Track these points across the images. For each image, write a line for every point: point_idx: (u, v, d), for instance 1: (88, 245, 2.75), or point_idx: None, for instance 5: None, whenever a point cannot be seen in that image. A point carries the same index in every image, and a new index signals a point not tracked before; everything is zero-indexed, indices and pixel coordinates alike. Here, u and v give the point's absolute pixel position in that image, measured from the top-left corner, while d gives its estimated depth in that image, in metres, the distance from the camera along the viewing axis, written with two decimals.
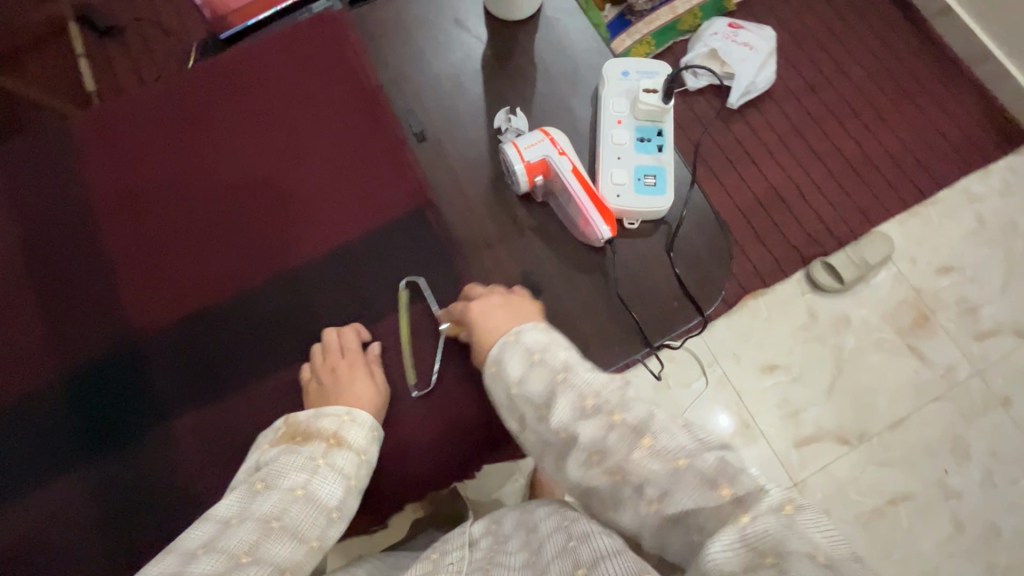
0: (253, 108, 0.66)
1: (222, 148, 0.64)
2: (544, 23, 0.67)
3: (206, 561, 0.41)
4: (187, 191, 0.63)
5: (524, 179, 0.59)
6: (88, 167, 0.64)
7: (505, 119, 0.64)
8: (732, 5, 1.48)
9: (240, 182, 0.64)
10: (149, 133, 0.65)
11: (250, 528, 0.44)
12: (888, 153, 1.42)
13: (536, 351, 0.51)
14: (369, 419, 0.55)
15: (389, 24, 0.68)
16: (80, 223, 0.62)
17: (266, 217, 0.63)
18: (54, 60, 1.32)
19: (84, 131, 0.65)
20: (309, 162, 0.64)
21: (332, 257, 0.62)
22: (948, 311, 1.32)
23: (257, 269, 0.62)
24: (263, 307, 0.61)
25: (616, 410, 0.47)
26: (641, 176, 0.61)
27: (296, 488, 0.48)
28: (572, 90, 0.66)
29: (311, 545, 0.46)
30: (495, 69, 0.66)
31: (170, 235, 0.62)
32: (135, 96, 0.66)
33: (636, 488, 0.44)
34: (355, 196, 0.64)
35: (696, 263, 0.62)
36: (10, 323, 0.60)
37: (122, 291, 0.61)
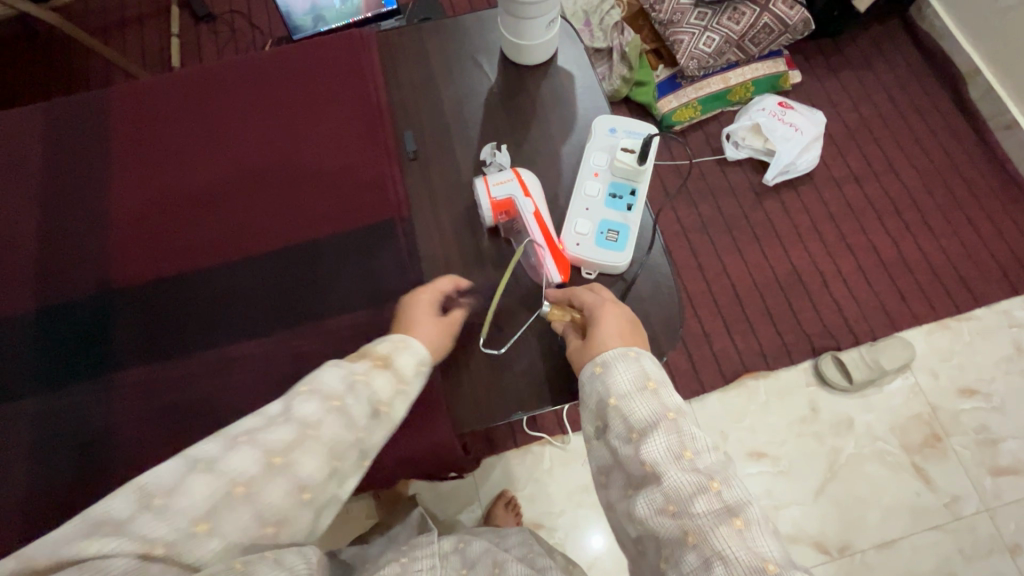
0: (269, 102, 0.72)
1: (231, 132, 0.70)
2: (552, 73, 0.72)
3: (242, 456, 0.46)
4: (191, 168, 0.69)
5: (489, 215, 0.63)
6: (115, 128, 0.71)
7: (490, 153, 0.67)
8: (787, 84, 1.48)
9: (239, 166, 0.69)
10: (176, 108, 0.72)
11: (287, 429, 0.48)
12: (926, 259, 1.36)
13: (651, 381, 0.53)
14: (422, 354, 0.57)
15: (407, 53, 0.74)
16: (95, 178, 0.69)
17: (251, 201, 0.68)
18: (153, 35, 1.47)
19: (120, 98, 0.73)
20: (305, 161, 0.69)
21: (299, 255, 0.66)
22: (964, 436, 1.23)
23: (233, 249, 0.66)
24: (225, 282, 0.65)
25: (718, 479, 0.47)
26: (604, 231, 0.63)
27: (332, 401, 0.50)
28: (563, 138, 0.69)
29: (335, 465, 0.49)
30: (497, 107, 0.70)
31: (167, 199, 0.68)
32: (175, 75, 0.74)
33: (703, 560, 0.44)
34: (338, 199, 0.68)
35: (645, 324, 0.62)
36: (14, 250, 0.67)
37: (112, 243, 0.67)
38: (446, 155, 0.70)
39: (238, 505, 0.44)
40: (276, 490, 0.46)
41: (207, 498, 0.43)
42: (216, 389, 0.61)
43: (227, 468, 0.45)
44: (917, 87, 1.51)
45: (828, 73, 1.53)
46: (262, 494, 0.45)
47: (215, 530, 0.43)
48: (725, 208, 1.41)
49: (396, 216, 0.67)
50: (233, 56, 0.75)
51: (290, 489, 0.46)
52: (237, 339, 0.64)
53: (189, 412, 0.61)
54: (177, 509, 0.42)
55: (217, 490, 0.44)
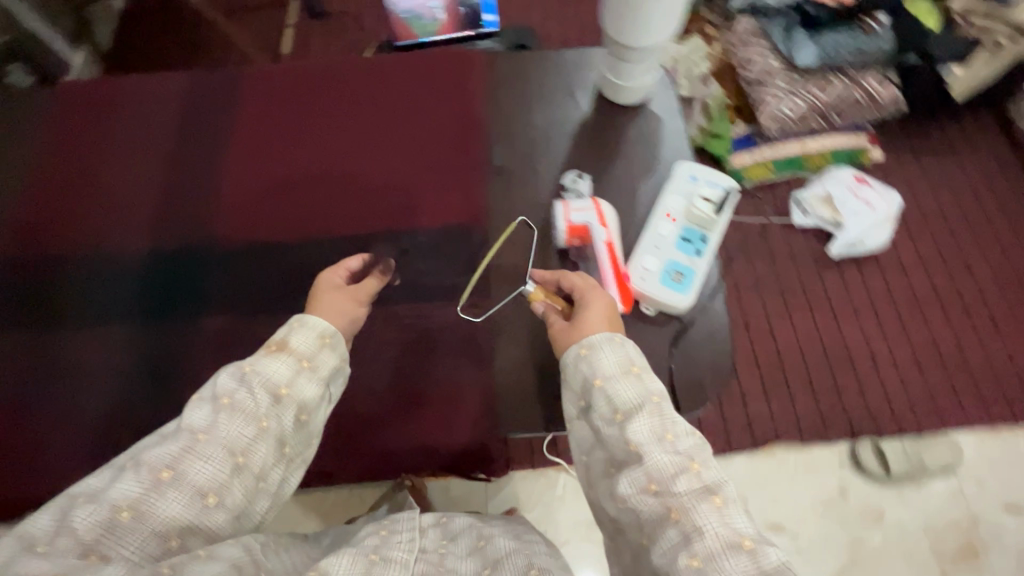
0: (376, 101, 0.78)
1: (338, 124, 0.77)
2: (643, 114, 0.75)
3: (131, 478, 0.48)
4: (300, 150, 0.75)
5: (563, 236, 0.66)
6: (237, 103, 0.78)
7: (572, 179, 0.71)
8: (866, 159, 1.46)
9: (339, 154, 0.75)
10: (293, 94, 0.79)
11: (174, 445, 0.50)
12: (989, 362, 1.30)
13: (635, 365, 0.56)
14: (325, 330, 0.59)
15: (511, 76, 0.79)
16: (211, 141, 0.76)
17: (344, 187, 0.73)
18: (271, 23, 1.60)
19: (247, 77, 0.80)
20: (403, 161, 0.75)
21: (383, 244, 0.71)
22: (1004, 554, 1.16)
23: (325, 229, 0.72)
24: (308, 256, 0.70)
25: (697, 460, 0.51)
26: (671, 271, 0.65)
27: (222, 398, 0.52)
28: (643, 176, 0.71)
29: (238, 461, 0.51)
30: (584, 138, 0.74)
31: (270, 172, 0.74)
32: (297, 64, 0.81)
33: (682, 536, 0.46)
34: (427, 200, 0.73)
35: (695, 368, 0.63)
36: (128, 192, 0.73)
37: (216, 203, 0.73)
38: (529, 174, 0.73)
39: (133, 526, 0.46)
40: (172, 502, 0.48)
41: (93, 527, 0.44)
42: None
43: (113, 494, 0.46)
44: (1006, 185, 1.47)
45: (912, 155, 1.50)
46: (156, 509, 0.47)
47: (110, 558, 0.44)
48: (782, 271, 1.39)
49: (474, 225, 0.72)
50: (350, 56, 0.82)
51: (189, 497, 0.48)
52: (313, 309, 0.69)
53: None
54: (67, 540, 0.43)
55: (102, 518, 0.45)
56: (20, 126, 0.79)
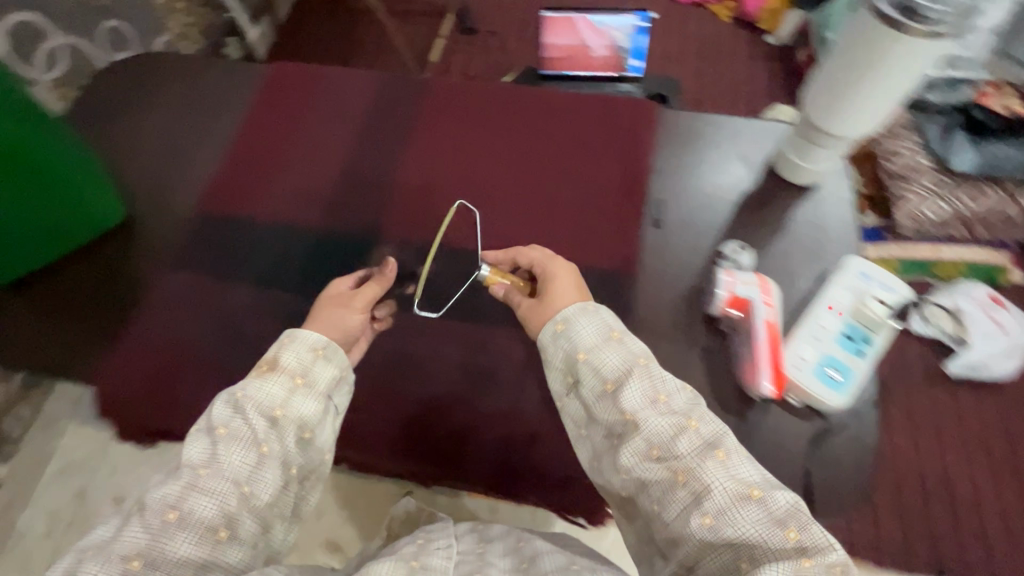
0: (549, 134, 0.81)
1: (509, 148, 0.80)
2: (813, 198, 0.74)
3: (136, 526, 0.52)
4: (472, 166, 0.79)
5: (720, 305, 0.66)
6: (420, 112, 0.83)
7: (734, 249, 0.70)
8: (1004, 279, 1.39)
9: (506, 178, 0.78)
10: (472, 112, 0.83)
11: (175, 485, 0.54)
12: None
13: (614, 330, 0.60)
14: (316, 341, 0.63)
15: (685, 134, 0.80)
16: (390, 142, 0.81)
17: (505, 210, 0.76)
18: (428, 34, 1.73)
19: (432, 89, 0.85)
20: (566, 199, 0.77)
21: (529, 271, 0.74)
22: None
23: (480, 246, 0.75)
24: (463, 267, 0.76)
25: (693, 418, 0.55)
26: (827, 367, 0.63)
27: (218, 430, 0.57)
28: (805, 260, 0.70)
29: (245, 490, 0.55)
30: (749, 208, 0.73)
31: (440, 183, 0.78)
32: (479, 85, 0.85)
33: (693, 496, 0.52)
34: (582, 241, 0.74)
35: (836, 469, 0.62)
36: (311, 175, 0.80)
37: (387, 201, 0.78)
38: (687, 231, 0.73)
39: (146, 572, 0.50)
40: (181, 543, 0.52)
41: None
42: (441, 355, 0.73)
43: (122, 544, 0.51)
44: None
45: None
46: (164, 552, 0.51)
47: None
48: None
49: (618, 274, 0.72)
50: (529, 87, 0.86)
51: (197, 535, 0.53)
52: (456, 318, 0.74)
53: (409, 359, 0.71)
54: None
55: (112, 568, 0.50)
56: (228, 92, 0.86)
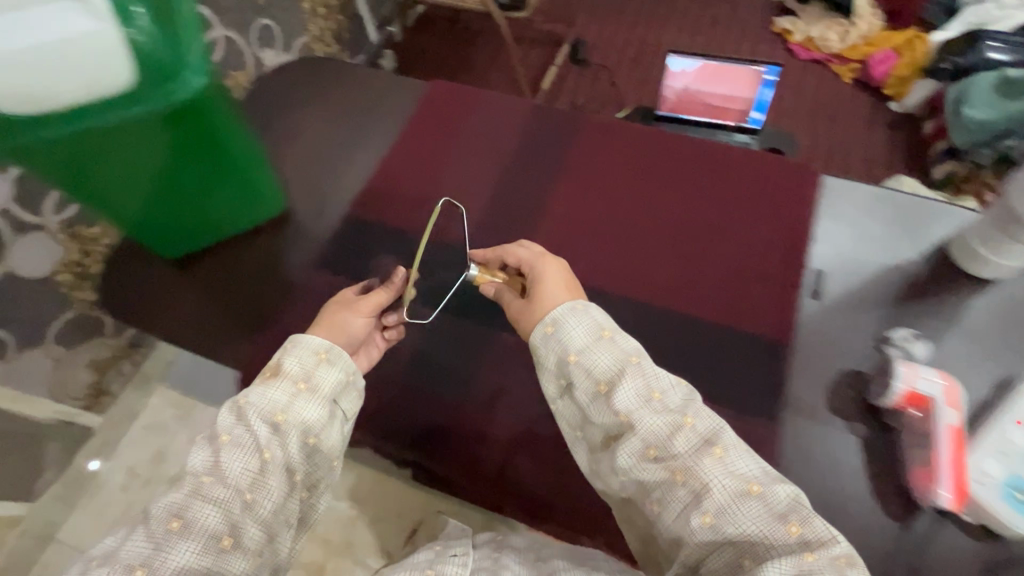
0: (711, 191, 0.83)
1: (672, 199, 0.82)
2: (996, 296, 0.73)
3: (139, 538, 0.56)
4: (635, 212, 0.82)
5: (894, 397, 0.66)
6: (587, 150, 0.86)
7: (904, 336, 0.70)
8: None
9: (667, 228, 0.81)
10: (638, 158, 0.86)
11: (180, 496, 0.58)
12: None
13: (606, 329, 0.64)
14: (316, 344, 0.68)
15: (851, 207, 0.80)
16: (556, 179, 0.85)
17: (664, 262, 0.79)
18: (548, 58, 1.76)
19: (598, 128, 0.88)
20: (715, 253, 0.79)
21: (677, 321, 0.75)
22: None
23: (629, 289, 0.77)
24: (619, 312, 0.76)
25: (688, 415, 0.59)
26: (1018, 491, 0.60)
27: (222, 437, 0.61)
28: (980, 360, 0.70)
29: (247, 498, 0.59)
30: (919, 296, 0.74)
31: (603, 225, 0.81)
32: (646, 130, 0.88)
33: (691, 495, 0.56)
34: (731, 298, 0.76)
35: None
36: (481, 200, 0.84)
37: (550, 236, 0.81)
38: (851, 309, 0.74)
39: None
40: (181, 551, 0.55)
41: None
42: None
43: (125, 553, 0.55)
44: None
45: None
46: (163, 561, 0.55)
47: None
48: None
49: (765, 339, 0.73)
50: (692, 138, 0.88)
51: (195, 542, 0.56)
52: None
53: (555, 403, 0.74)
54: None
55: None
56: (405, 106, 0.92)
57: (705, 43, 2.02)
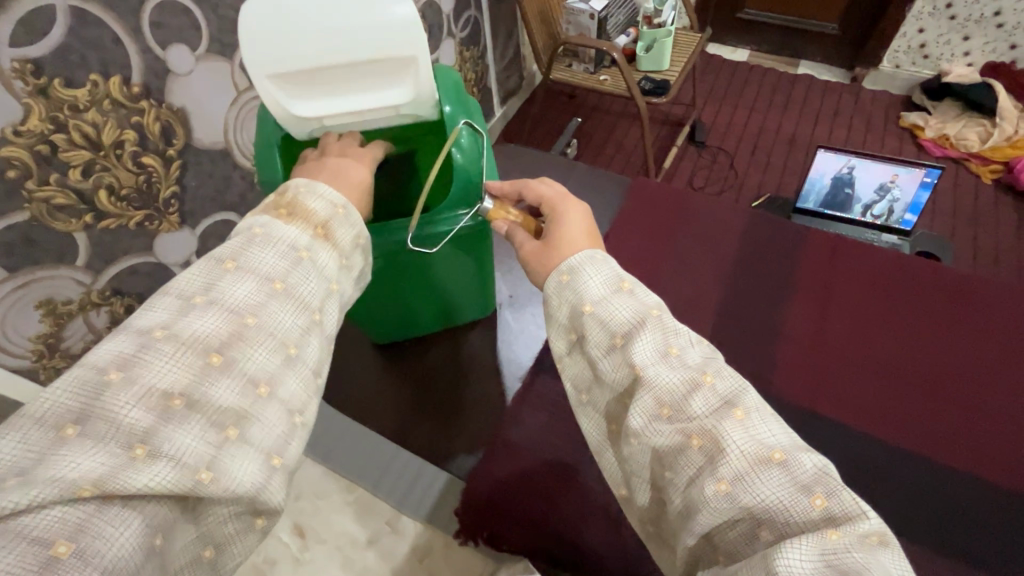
0: (998, 333, 0.76)
1: (953, 338, 0.76)
2: None
3: (164, 357, 0.38)
4: (915, 348, 0.75)
5: None
6: (849, 274, 0.83)
7: None
8: None
9: (955, 370, 0.73)
10: (907, 286, 0.81)
11: (217, 319, 0.41)
12: None
13: (626, 282, 0.51)
14: (341, 199, 0.52)
15: None
16: (819, 302, 0.81)
17: (959, 407, 0.71)
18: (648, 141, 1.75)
19: (858, 251, 0.85)
20: (991, 401, 0.71)
21: (954, 477, 0.66)
22: None
23: (900, 431, 0.70)
24: (910, 459, 0.67)
25: (710, 372, 0.44)
26: None
27: (274, 281, 0.44)
28: None
29: (288, 353, 0.43)
30: None
31: (881, 358, 0.75)
32: (911, 258, 0.83)
33: (708, 459, 0.40)
34: (1020, 452, 0.67)
35: None
36: (738, 319, 0.81)
37: (824, 366, 0.75)
38: None
39: (184, 416, 0.37)
40: (224, 391, 0.38)
41: (143, 415, 0.35)
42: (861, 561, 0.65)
43: (148, 377, 0.37)
44: None
45: None
46: (207, 399, 0.38)
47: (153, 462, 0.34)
48: None
49: None
50: (962, 270, 0.82)
51: (239, 386, 0.39)
52: (904, 513, 0.64)
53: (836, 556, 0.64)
54: (127, 428, 0.35)
55: (150, 402, 0.36)
56: (648, 212, 0.93)
57: (828, 130, 1.96)
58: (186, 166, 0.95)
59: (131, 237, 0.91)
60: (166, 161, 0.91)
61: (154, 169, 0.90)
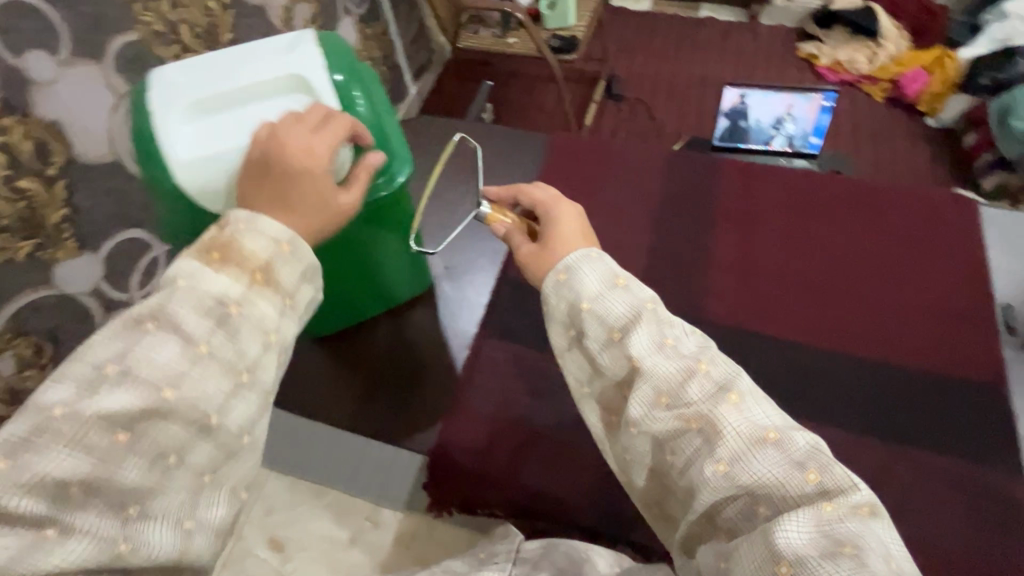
0: (889, 232, 0.83)
1: (852, 244, 0.82)
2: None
3: (61, 441, 0.34)
4: (822, 259, 0.81)
5: None
6: (756, 200, 0.87)
7: None
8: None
9: (856, 274, 0.79)
10: (807, 203, 0.86)
11: (128, 394, 0.36)
12: None
13: (621, 278, 0.48)
14: (286, 231, 0.44)
15: (1008, 241, 0.84)
16: (732, 230, 0.85)
17: (864, 306, 0.77)
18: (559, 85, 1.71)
19: (761, 177, 0.89)
20: (889, 296, 0.77)
21: (867, 371, 0.72)
22: None
23: (824, 339, 0.75)
24: (832, 364, 0.73)
25: (705, 359, 0.43)
26: None
27: (197, 346, 0.38)
28: None
29: (210, 422, 0.39)
30: None
31: (793, 274, 0.80)
32: (808, 176, 0.88)
33: (706, 443, 0.40)
34: (917, 337, 0.74)
35: None
36: (663, 259, 0.83)
37: (743, 289, 0.79)
38: None
39: (86, 501, 0.34)
40: (131, 472, 0.36)
41: (35, 504, 0.33)
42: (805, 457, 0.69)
43: (43, 463, 0.34)
44: None
45: None
46: (113, 482, 0.35)
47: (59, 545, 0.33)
48: None
49: (955, 389, 0.70)
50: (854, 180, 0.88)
51: (150, 464, 0.36)
52: (833, 414, 0.70)
53: None
54: (22, 517, 0.33)
55: (45, 491, 0.33)
56: (568, 168, 0.93)
57: (734, 69, 2.03)
58: (74, 185, 0.86)
59: (25, 273, 0.83)
60: (47, 184, 0.82)
61: (35, 194, 0.81)
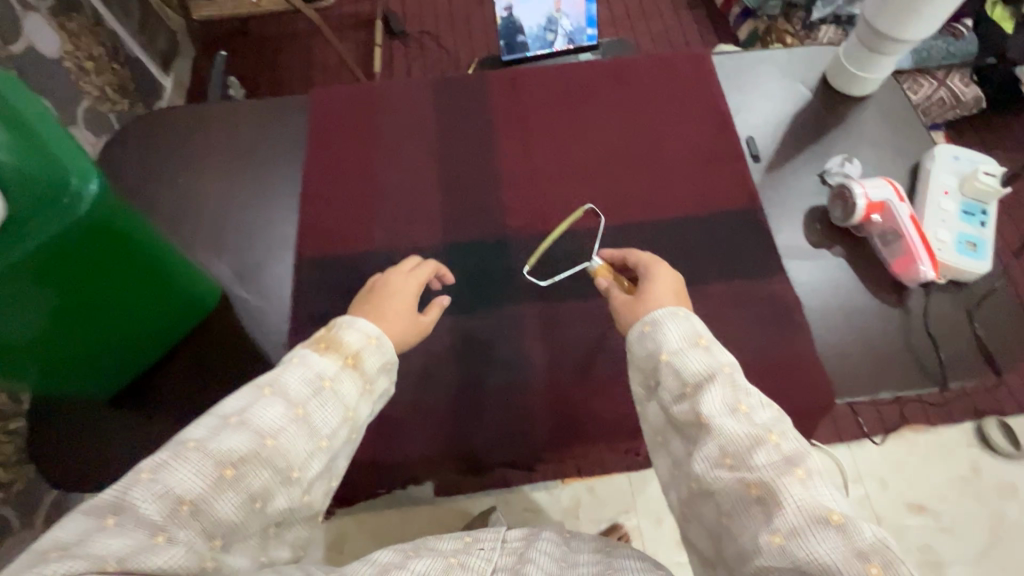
0: (642, 99, 0.89)
1: (614, 121, 0.87)
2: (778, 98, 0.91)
3: (191, 464, 0.42)
4: (591, 143, 0.85)
5: (861, 211, 0.75)
6: (522, 105, 0.88)
7: (839, 164, 0.82)
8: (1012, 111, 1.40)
9: (622, 146, 0.85)
10: (568, 95, 0.89)
11: (244, 437, 0.44)
12: None
13: (703, 337, 0.53)
14: (374, 330, 0.55)
15: (741, 73, 0.93)
16: (507, 140, 0.86)
17: (635, 174, 0.83)
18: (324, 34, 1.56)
19: (521, 81, 0.90)
20: (654, 157, 0.84)
21: (651, 232, 0.79)
22: None
23: (609, 215, 0.80)
24: (621, 238, 0.79)
25: (775, 432, 0.46)
26: (963, 241, 0.77)
27: (297, 409, 0.47)
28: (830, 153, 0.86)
29: (291, 475, 0.46)
30: (825, 133, 0.87)
31: (570, 165, 0.84)
32: (563, 68, 0.91)
33: (765, 513, 0.42)
34: (682, 187, 0.82)
35: (987, 329, 0.75)
36: (450, 190, 0.82)
37: (529, 194, 0.82)
38: (785, 161, 0.86)
39: (188, 522, 0.40)
40: (226, 505, 0.42)
41: (155, 510, 0.40)
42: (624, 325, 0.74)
43: (177, 477, 0.41)
44: None
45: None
46: (211, 508, 0.41)
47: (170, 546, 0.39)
48: None
49: (721, 221, 0.79)
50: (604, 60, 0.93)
51: (240, 500, 0.43)
52: None
53: (601, 341, 0.73)
54: (146, 519, 0.39)
55: (167, 502, 0.40)
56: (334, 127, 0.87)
57: None
58: None
59: None
60: None
61: None
